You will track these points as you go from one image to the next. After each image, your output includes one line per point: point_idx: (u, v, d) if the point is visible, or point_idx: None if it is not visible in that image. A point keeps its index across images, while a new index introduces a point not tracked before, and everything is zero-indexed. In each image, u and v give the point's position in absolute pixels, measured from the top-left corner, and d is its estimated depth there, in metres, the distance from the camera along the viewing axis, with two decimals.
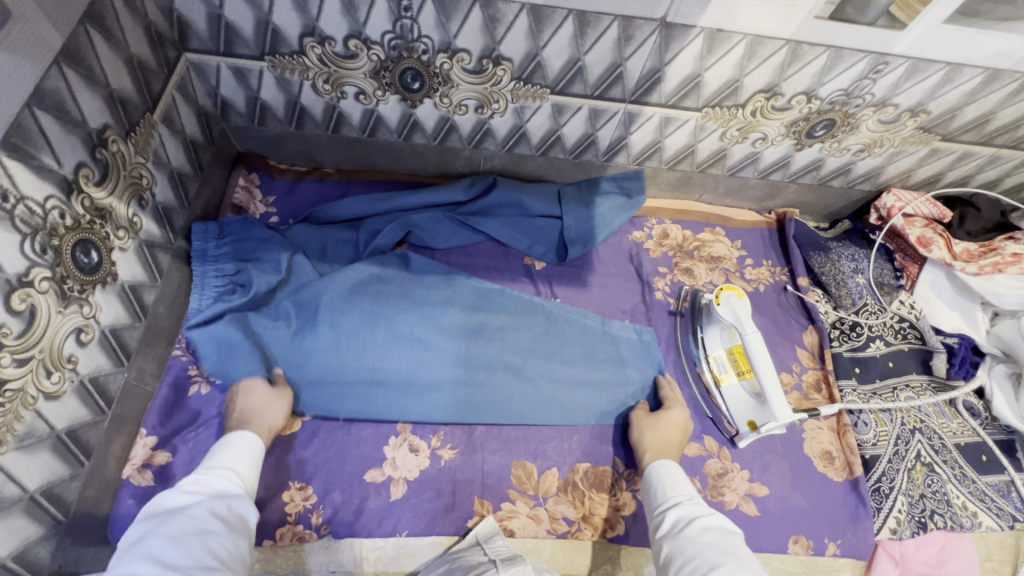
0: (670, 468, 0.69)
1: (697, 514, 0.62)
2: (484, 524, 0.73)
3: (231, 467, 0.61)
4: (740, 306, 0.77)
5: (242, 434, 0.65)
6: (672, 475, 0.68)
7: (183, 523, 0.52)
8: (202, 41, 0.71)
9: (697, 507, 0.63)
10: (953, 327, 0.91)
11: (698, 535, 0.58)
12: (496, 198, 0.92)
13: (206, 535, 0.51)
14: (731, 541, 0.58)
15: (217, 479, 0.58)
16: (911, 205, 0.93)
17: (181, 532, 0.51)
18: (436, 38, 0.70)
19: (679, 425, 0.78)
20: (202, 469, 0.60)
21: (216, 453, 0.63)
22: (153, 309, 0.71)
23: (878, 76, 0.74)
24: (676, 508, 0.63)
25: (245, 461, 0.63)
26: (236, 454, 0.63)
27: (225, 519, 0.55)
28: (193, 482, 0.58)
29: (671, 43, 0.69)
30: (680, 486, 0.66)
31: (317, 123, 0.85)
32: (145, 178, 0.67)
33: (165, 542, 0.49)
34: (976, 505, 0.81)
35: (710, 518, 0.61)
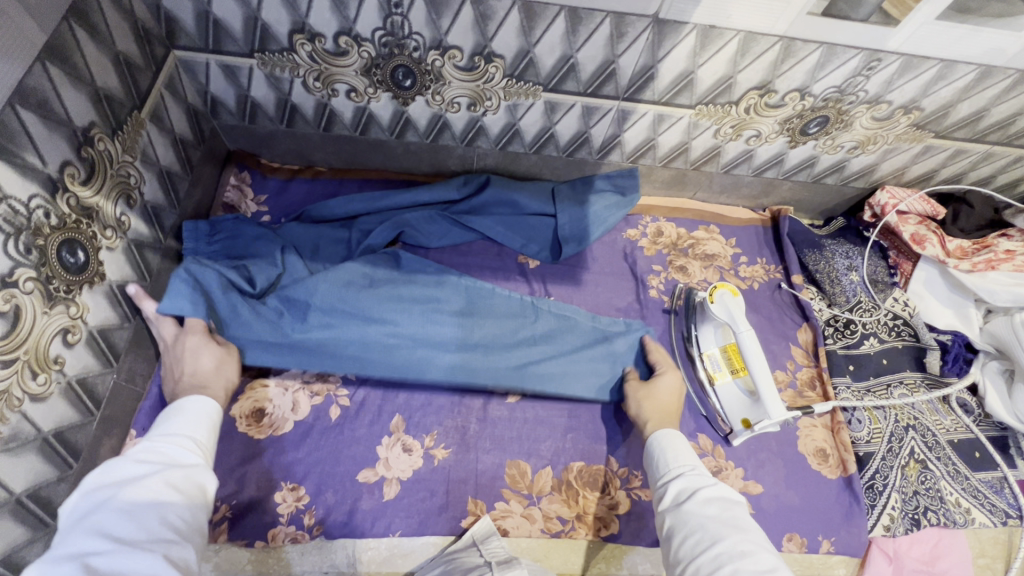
0: (672, 437, 0.68)
1: (699, 486, 0.61)
2: (478, 524, 0.72)
3: (188, 434, 0.57)
4: (733, 303, 0.77)
5: (197, 400, 0.61)
6: (674, 445, 0.66)
7: (137, 496, 0.48)
8: (191, 38, 0.71)
9: (699, 478, 0.62)
10: (947, 324, 0.91)
11: (701, 508, 0.58)
12: (489, 196, 0.91)
13: (162, 509, 0.48)
14: (734, 514, 0.57)
15: (173, 447, 0.55)
16: (905, 202, 0.93)
17: (136, 506, 0.47)
18: (427, 35, 0.69)
19: (674, 390, 0.77)
20: (155, 436, 0.56)
21: (168, 418, 0.58)
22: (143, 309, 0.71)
23: (871, 73, 0.73)
24: (678, 481, 0.62)
25: (202, 428, 0.59)
26: (192, 421, 0.59)
27: (183, 490, 0.51)
28: (146, 449, 0.53)
29: (664, 40, 0.69)
30: (682, 456, 0.65)
31: (308, 121, 0.84)
32: (133, 176, 0.66)
33: (117, 516, 0.46)
34: (970, 501, 0.81)
35: (713, 491, 0.60)
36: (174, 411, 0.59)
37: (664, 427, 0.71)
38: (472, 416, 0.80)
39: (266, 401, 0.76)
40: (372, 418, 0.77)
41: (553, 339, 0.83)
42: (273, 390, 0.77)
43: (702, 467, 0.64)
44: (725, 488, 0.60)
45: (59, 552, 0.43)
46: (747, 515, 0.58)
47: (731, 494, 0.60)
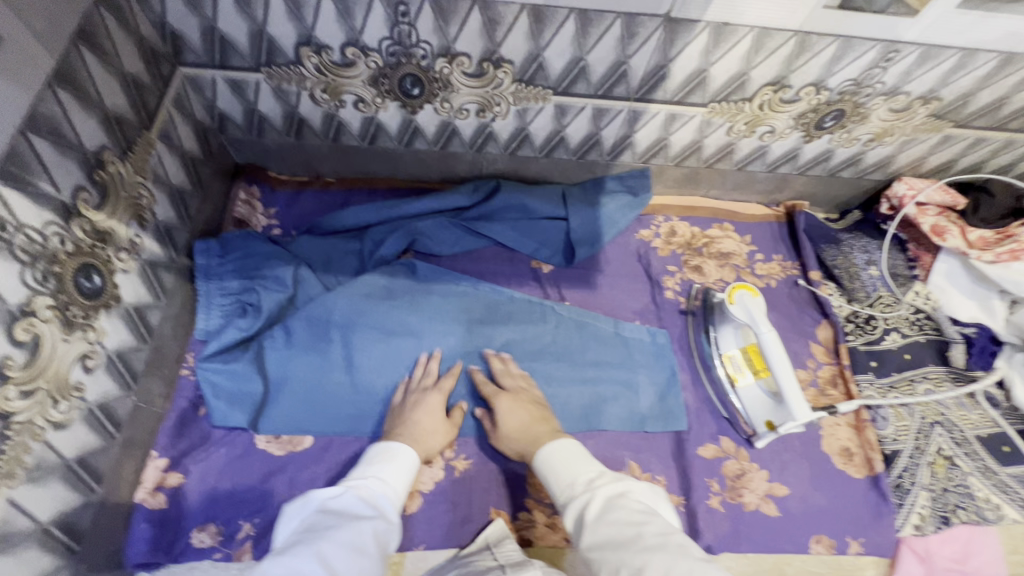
0: (549, 457, 0.66)
1: (582, 507, 0.59)
2: (495, 526, 0.71)
3: (393, 485, 0.65)
4: (754, 304, 0.76)
5: (403, 449, 0.68)
6: (554, 468, 0.64)
7: (351, 536, 0.55)
8: (197, 55, 0.70)
9: (581, 494, 0.60)
10: (970, 317, 0.89)
11: (593, 532, 0.55)
12: (499, 202, 0.91)
13: (364, 555, 0.54)
14: (616, 520, 0.55)
15: (382, 496, 0.62)
16: (923, 193, 0.91)
17: (348, 547, 0.54)
18: (435, 43, 0.68)
19: (510, 410, 0.74)
20: (372, 478, 0.64)
21: (382, 460, 0.66)
22: (159, 329, 0.70)
23: (889, 65, 0.72)
24: (568, 508, 0.60)
25: (405, 482, 0.66)
26: (399, 471, 0.66)
27: (379, 542, 0.57)
28: (362, 489, 0.62)
29: (676, 39, 0.67)
30: (561, 479, 0.63)
31: (316, 133, 0.84)
32: (145, 197, 0.66)
33: (336, 550, 0.53)
34: (1000, 497, 0.78)
35: (597, 504, 0.58)
36: (389, 451, 0.68)
37: (536, 456, 0.68)
38: (491, 428, 0.79)
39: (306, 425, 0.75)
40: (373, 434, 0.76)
41: (571, 363, 0.84)
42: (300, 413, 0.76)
43: (581, 477, 0.62)
44: (602, 493, 0.59)
45: (290, 563, 0.50)
46: (635, 508, 0.56)
47: (611, 495, 0.58)
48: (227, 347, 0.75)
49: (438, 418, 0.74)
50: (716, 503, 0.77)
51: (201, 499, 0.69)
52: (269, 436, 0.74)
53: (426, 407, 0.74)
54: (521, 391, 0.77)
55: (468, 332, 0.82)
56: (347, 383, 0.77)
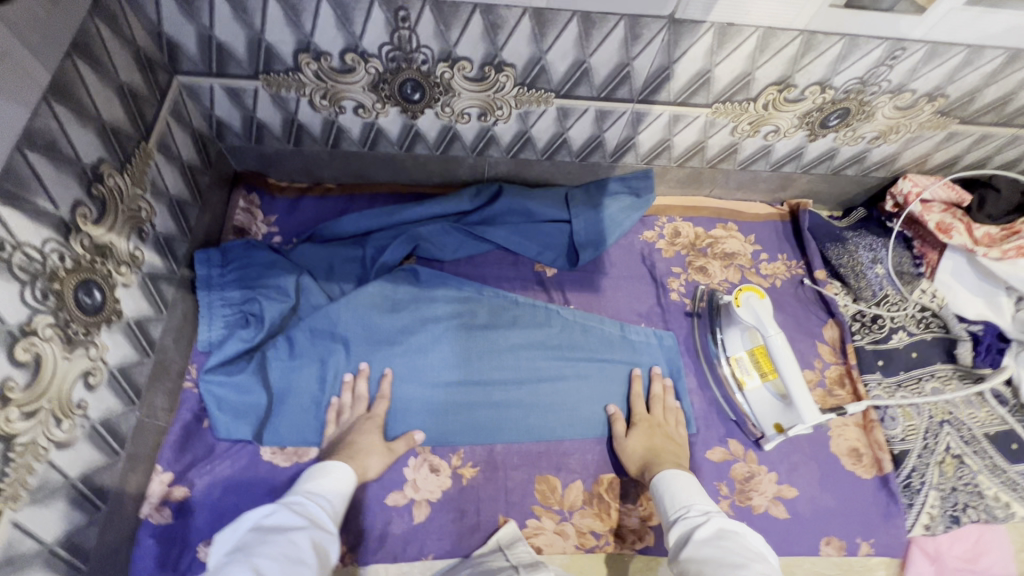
0: (672, 479, 0.69)
1: (694, 528, 0.60)
2: (507, 528, 0.72)
3: (328, 497, 0.63)
4: (761, 306, 0.75)
5: (339, 464, 0.68)
6: (672, 488, 0.67)
7: (286, 547, 0.53)
8: (194, 62, 0.69)
9: (695, 518, 0.62)
10: (977, 314, 0.88)
11: (696, 550, 0.57)
12: (502, 205, 0.90)
13: (302, 564, 0.53)
14: (724, 547, 0.56)
15: (316, 508, 0.61)
16: (928, 190, 0.90)
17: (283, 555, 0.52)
18: (435, 48, 0.67)
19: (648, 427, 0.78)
20: (305, 493, 0.63)
21: (314, 477, 0.65)
22: (161, 342, 0.70)
23: (895, 62, 0.71)
24: (677, 525, 0.63)
25: (341, 495, 0.65)
26: (334, 484, 0.65)
27: (319, 551, 0.56)
28: (295, 505, 0.60)
29: (680, 40, 0.67)
30: (680, 497, 0.66)
31: (315, 139, 0.83)
32: (144, 210, 0.65)
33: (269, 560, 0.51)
34: (1010, 496, 0.78)
35: (708, 528, 0.59)
36: (320, 469, 0.67)
37: (658, 472, 0.71)
38: (497, 434, 0.78)
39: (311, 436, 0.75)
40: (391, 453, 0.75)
41: (576, 368, 0.83)
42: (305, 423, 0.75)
43: (700, 505, 0.64)
44: (717, 521, 0.60)
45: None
46: (745, 545, 0.57)
47: (726, 526, 0.59)
48: (230, 358, 0.75)
49: (379, 441, 0.73)
50: (726, 506, 0.77)
51: (208, 513, 0.68)
52: (274, 448, 0.73)
53: (364, 428, 0.73)
54: (661, 423, 0.79)
55: (472, 339, 0.82)
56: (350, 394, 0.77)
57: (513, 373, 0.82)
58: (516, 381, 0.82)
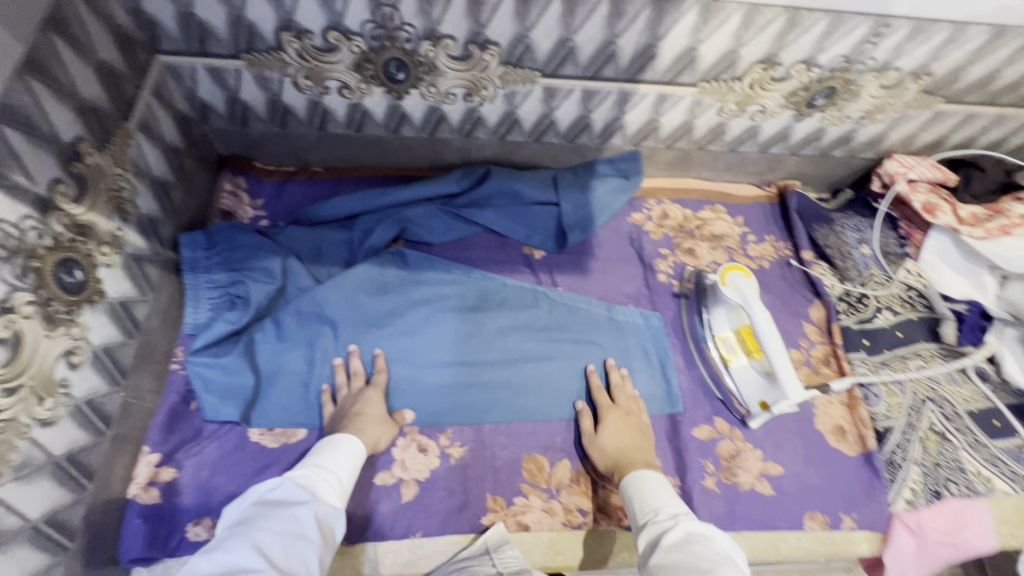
0: (639, 480, 0.66)
1: (662, 532, 0.59)
2: (494, 530, 0.71)
3: (337, 469, 0.64)
4: (746, 285, 0.76)
5: (348, 437, 0.68)
6: (641, 489, 0.65)
7: (288, 523, 0.56)
8: (174, 41, 0.68)
9: (663, 523, 0.60)
10: (961, 293, 0.90)
11: (664, 557, 0.55)
12: (490, 187, 0.90)
13: (303, 540, 0.55)
14: (694, 553, 0.54)
15: (323, 482, 0.62)
16: (914, 170, 0.91)
17: (283, 531, 0.55)
18: (418, 25, 0.67)
19: (614, 421, 0.76)
20: (313, 465, 0.64)
21: (324, 450, 0.66)
22: (146, 323, 0.69)
23: (879, 40, 0.71)
24: (647, 530, 0.61)
25: (348, 467, 0.66)
26: (343, 454, 0.66)
27: (322, 526, 0.58)
28: (303, 478, 0.62)
29: (665, 16, 0.66)
30: (649, 502, 0.63)
31: (300, 121, 0.82)
32: (126, 189, 0.64)
33: (268, 535, 0.54)
34: (991, 471, 0.80)
35: (675, 532, 0.57)
36: (330, 442, 0.67)
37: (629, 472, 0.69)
38: (485, 414, 0.79)
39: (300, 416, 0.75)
40: None
41: (563, 349, 0.84)
42: (293, 405, 0.75)
43: (668, 508, 0.62)
44: (685, 527, 0.58)
45: (223, 558, 0.52)
46: (714, 550, 0.55)
47: (694, 531, 0.57)
48: (217, 341, 0.74)
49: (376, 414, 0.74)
50: (711, 483, 0.78)
51: (196, 493, 0.69)
52: (262, 429, 0.74)
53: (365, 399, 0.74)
54: (632, 413, 0.78)
55: (460, 321, 0.83)
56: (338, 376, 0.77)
57: (500, 354, 0.83)
58: (504, 362, 0.82)
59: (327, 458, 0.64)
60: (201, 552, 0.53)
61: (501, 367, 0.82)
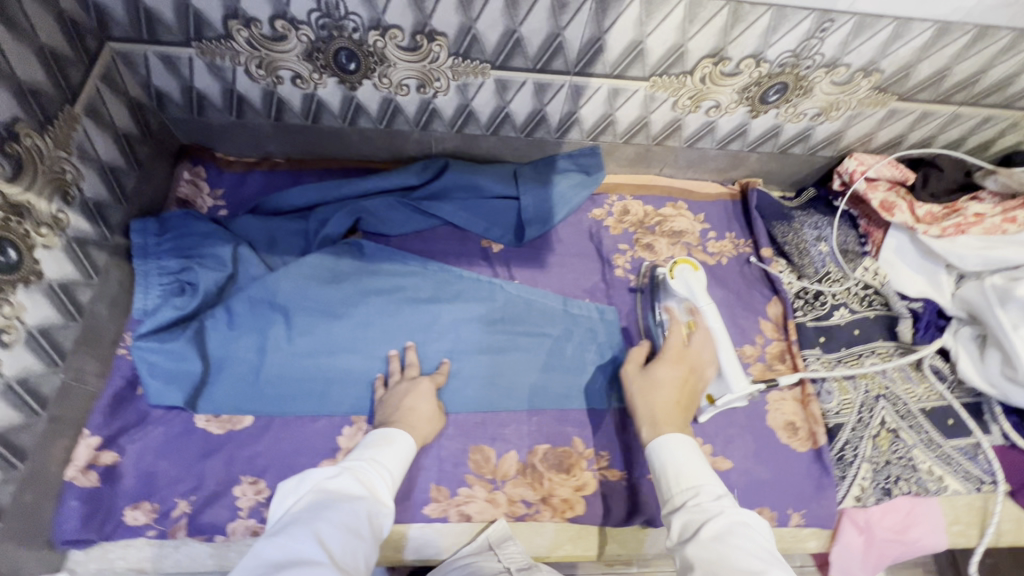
0: (678, 452, 0.63)
1: (704, 517, 0.57)
2: (496, 527, 0.72)
3: (390, 467, 0.64)
4: (693, 278, 0.79)
5: (401, 434, 0.68)
6: (679, 465, 0.62)
7: (347, 517, 0.55)
8: (125, 29, 0.69)
9: (704, 506, 0.58)
10: (918, 291, 0.89)
11: (706, 548, 0.54)
12: (448, 180, 0.90)
13: (358, 538, 0.54)
14: (742, 550, 0.53)
15: (378, 478, 0.62)
16: (873, 168, 0.91)
17: (343, 525, 0.54)
18: (364, 15, 0.68)
19: (671, 374, 0.73)
20: (368, 458, 0.63)
21: (378, 444, 0.66)
22: (90, 308, 0.70)
23: (825, 35, 0.71)
24: (686, 509, 0.59)
25: (400, 464, 0.65)
26: (396, 455, 0.66)
27: (373, 525, 0.57)
28: (359, 471, 0.61)
29: (607, 9, 0.67)
30: (686, 477, 0.61)
31: (258, 111, 0.83)
32: (69, 172, 0.65)
33: (330, 528, 0.53)
34: (943, 469, 0.80)
35: (720, 522, 0.56)
36: (384, 436, 0.67)
37: (671, 432, 0.66)
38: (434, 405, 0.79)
39: (245, 403, 0.75)
40: (326, 423, 0.76)
41: (518, 340, 0.85)
42: (240, 392, 0.75)
43: (708, 488, 0.60)
44: (730, 516, 0.56)
45: (287, 546, 0.51)
46: (759, 545, 0.54)
47: (738, 520, 0.56)
48: (165, 326, 0.75)
49: None
50: None
51: (137, 478, 0.69)
52: (209, 416, 0.74)
53: (418, 393, 0.75)
54: (689, 373, 0.74)
55: (414, 311, 0.83)
56: (286, 364, 0.77)
57: (453, 345, 0.83)
58: (456, 353, 0.83)
59: (383, 453, 0.64)
60: (267, 534, 0.53)
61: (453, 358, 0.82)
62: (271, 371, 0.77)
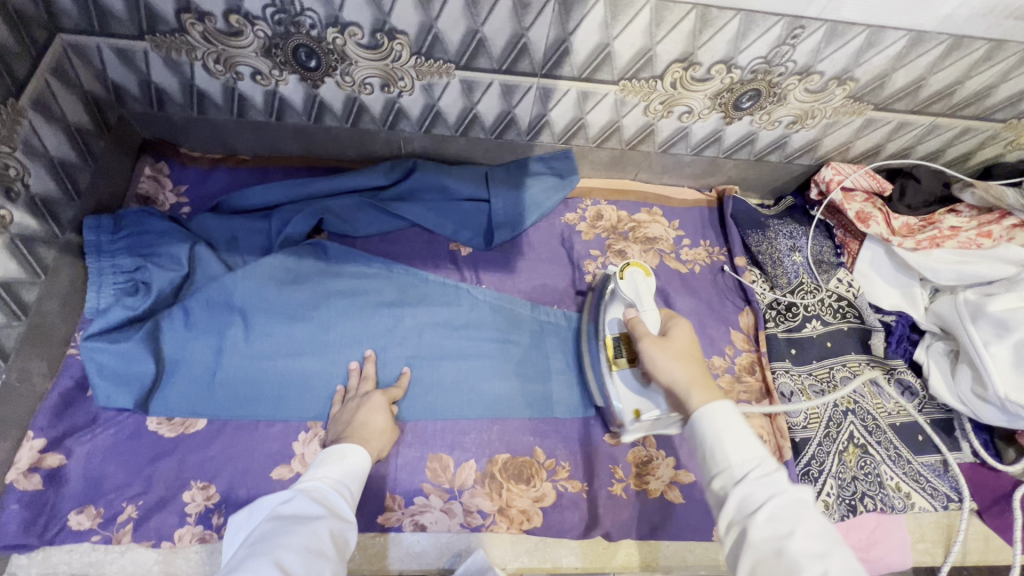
0: (726, 422, 0.55)
1: (764, 494, 0.50)
2: (474, 559, 0.71)
3: (346, 485, 0.61)
4: (642, 283, 0.74)
5: (354, 448, 0.65)
6: (731, 435, 0.54)
7: (308, 539, 0.51)
8: (75, 21, 0.67)
9: (766, 481, 0.50)
10: (892, 304, 0.89)
11: (766, 528, 0.48)
12: (416, 181, 0.89)
13: (323, 557, 0.51)
14: (804, 532, 0.47)
15: (334, 496, 0.58)
16: (850, 178, 0.89)
17: (305, 546, 0.50)
18: (321, 12, 0.66)
19: (690, 337, 0.66)
20: (322, 478, 0.60)
21: (330, 462, 0.62)
22: (37, 307, 0.69)
23: (796, 42, 0.69)
24: (740, 486, 0.51)
25: (356, 481, 0.63)
26: (350, 469, 0.63)
27: (337, 543, 0.54)
28: (313, 492, 0.58)
29: (571, 11, 0.65)
30: (740, 449, 0.53)
31: (219, 108, 0.81)
32: (13, 168, 0.63)
33: (290, 551, 0.49)
34: (910, 486, 0.79)
35: (779, 500, 0.49)
36: (336, 454, 0.63)
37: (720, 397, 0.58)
38: None
39: (196, 406, 0.74)
40: (281, 429, 0.74)
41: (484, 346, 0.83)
42: (192, 396, 0.74)
43: (768, 461, 0.52)
44: (791, 492, 0.49)
45: None
46: (822, 523, 0.48)
47: (799, 498, 0.49)
48: (116, 327, 0.73)
49: None
50: (619, 489, 0.76)
51: (84, 481, 0.68)
52: (161, 418, 0.73)
53: (373, 405, 0.72)
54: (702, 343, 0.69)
55: (377, 314, 0.82)
56: (240, 368, 0.76)
57: (415, 349, 0.81)
58: (417, 358, 0.81)
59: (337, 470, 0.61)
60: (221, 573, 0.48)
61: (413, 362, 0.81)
62: (226, 374, 0.75)
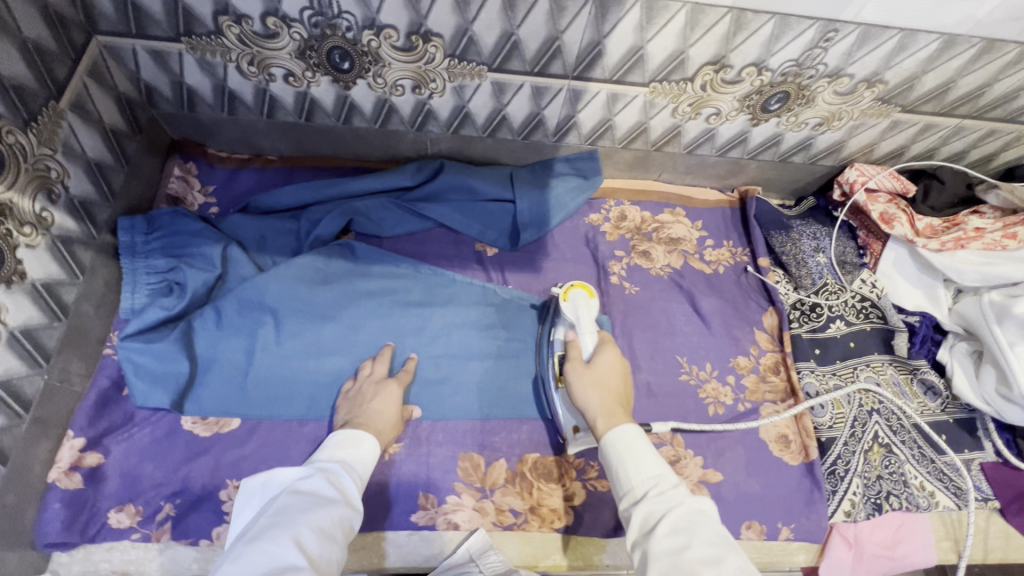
0: (631, 443, 0.59)
1: (663, 510, 0.53)
2: (477, 537, 0.71)
3: (359, 470, 0.63)
4: (583, 305, 0.76)
5: (370, 438, 0.66)
6: (635, 456, 0.58)
7: (323, 521, 0.54)
8: (112, 23, 0.67)
9: (666, 497, 0.54)
10: (915, 305, 0.89)
11: (666, 541, 0.50)
12: (443, 181, 0.89)
13: (333, 542, 0.54)
14: (701, 541, 0.49)
15: (348, 480, 0.61)
16: (874, 179, 0.90)
17: (320, 528, 0.53)
18: (358, 14, 0.66)
19: (614, 363, 0.70)
20: (341, 460, 0.63)
21: (345, 446, 0.65)
22: (75, 308, 0.69)
23: (829, 45, 0.70)
24: (645, 503, 0.54)
25: (368, 467, 0.65)
26: (363, 454, 0.65)
27: (347, 528, 0.57)
28: (330, 474, 0.60)
29: (607, 14, 0.65)
30: (643, 468, 0.57)
31: (250, 109, 0.81)
32: (53, 169, 0.64)
33: (308, 532, 0.52)
34: (935, 485, 0.80)
35: (675, 513, 0.52)
36: (351, 439, 0.66)
37: (623, 422, 0.62)
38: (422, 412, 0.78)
39: (230, 406, 0.74)
40: (314, 428, 0.75)
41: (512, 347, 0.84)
42: (225, 396, 0.74)
43: (669, 477, 0.56)
44: (688, 506, 0.52)
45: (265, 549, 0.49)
46: (718, 533, 0.51)
47: (695, 510, 0.52)
48: (152, 327, 0.74)
49: None
50: None
51: (122, 480, 0.69)
52: (195, 418, 0.73)
53: (385, 396, 0.72)
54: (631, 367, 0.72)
55: (405, 314, 0.82)
56: (272, 368, 0.76)
57: (443, 350, 0.82)
58: (445, 358, 0.82)
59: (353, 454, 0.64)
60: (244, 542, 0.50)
61: (442, 363, 0.81)
62: (259, 374, 0.76)
